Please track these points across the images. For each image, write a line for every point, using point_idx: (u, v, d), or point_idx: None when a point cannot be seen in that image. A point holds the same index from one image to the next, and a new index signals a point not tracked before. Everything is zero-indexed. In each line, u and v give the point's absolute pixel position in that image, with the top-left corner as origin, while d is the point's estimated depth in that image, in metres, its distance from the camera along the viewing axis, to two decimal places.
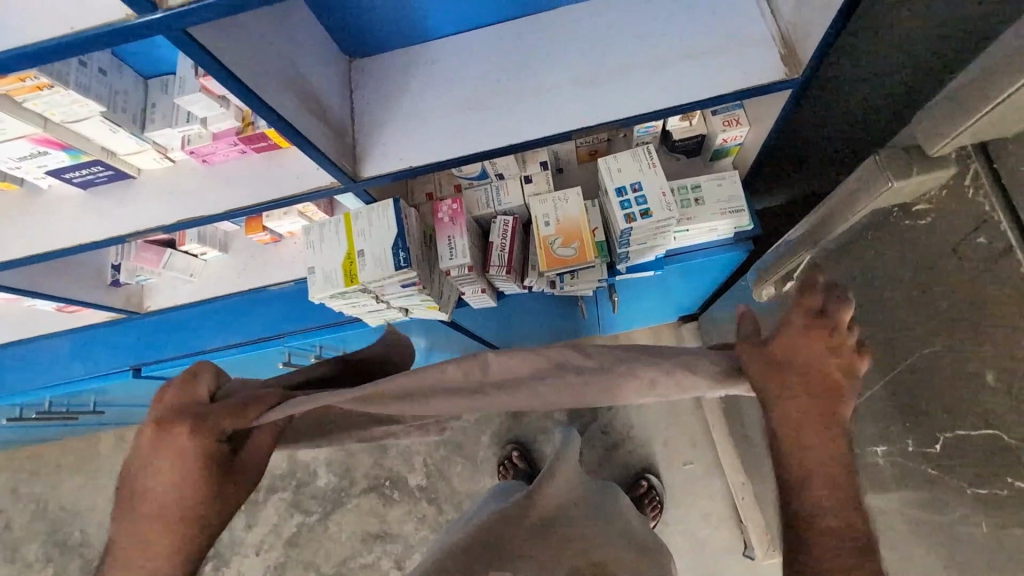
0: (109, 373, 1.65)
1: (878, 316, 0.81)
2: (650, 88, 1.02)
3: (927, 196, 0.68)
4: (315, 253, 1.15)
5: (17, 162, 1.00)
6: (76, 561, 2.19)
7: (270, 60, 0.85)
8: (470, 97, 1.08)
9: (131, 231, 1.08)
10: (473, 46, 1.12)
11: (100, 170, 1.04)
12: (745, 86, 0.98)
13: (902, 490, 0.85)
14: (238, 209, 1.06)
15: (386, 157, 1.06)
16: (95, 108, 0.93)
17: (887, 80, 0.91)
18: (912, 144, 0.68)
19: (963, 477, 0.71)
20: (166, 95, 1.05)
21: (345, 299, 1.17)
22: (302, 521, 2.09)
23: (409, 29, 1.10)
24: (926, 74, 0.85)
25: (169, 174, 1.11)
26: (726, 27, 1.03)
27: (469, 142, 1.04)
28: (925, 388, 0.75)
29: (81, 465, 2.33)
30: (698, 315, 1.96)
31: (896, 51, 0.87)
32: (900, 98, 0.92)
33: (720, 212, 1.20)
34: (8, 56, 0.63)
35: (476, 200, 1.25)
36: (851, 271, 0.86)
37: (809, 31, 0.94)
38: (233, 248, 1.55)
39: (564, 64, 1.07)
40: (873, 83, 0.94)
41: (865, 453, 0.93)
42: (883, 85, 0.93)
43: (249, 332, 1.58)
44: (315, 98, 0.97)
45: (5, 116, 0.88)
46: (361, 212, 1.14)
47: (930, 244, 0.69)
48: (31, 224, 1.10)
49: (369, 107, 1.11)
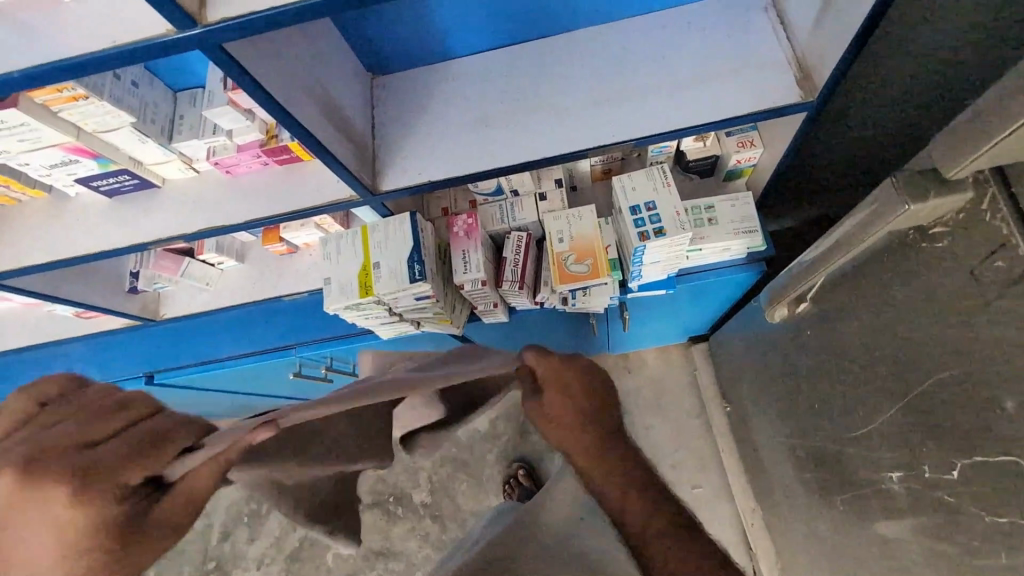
0: (124, 378, 1.73)
1: (892, 339, 0.81)
2: (666, 109, 1.04)
3: (943, 220, 0.68)
4: (331, 265, 1.17)
5: (48, 169, 1.03)
6: None
7: (298, 75, 0.87)
8: (488, 115, 1.10)
9: (154, 239, 1.10)
10: (493, 65, 1.15)
11: (127, 178, 1.07)
12: (761, 109, 1.00)
13: (918, 518, 0.83)
14: (258, 220, 1.08)
15: (406, 171, 1.08)
16: (127, 119, 0.96)
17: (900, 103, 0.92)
18: (930, 166, 0.67)
19: (983, 505, 0.70)
20: (194, 107, 1.08)
21: (359, 310, 1.18)
22: (304, 536, 2.07)
23: (429, 47, 1.13)
24: (948, 94, 0.85)
25: (194, 184, 1.14)
26: (740, 52, 1.05)
27: (488, 158, 1.06)
28: (944, 415, 0.74)
29: None
30: (709, 335, 1.98)
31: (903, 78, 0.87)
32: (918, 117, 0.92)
33: (733, 232, 1.21)
34: (53, 69, 0.66)
35: (491, 216, 1.27)
36: (864, 293, 0.86)
37: (823, 55, 0.95)
38: (249, 258, 1.58)
39: (581, 84, 1.09)
40: (886, 105, 0.94)
41: (880, 479, 0.92)
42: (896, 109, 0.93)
43: (262, 343, 1.61)
44: (339, 113, 1.00)
45: (40, 125, 0.90)
46: (378, 225, 1.16)
47: (949, 266, 0.68)
48: (58, 231, 1.13)
49: (388, 122, 1.13)
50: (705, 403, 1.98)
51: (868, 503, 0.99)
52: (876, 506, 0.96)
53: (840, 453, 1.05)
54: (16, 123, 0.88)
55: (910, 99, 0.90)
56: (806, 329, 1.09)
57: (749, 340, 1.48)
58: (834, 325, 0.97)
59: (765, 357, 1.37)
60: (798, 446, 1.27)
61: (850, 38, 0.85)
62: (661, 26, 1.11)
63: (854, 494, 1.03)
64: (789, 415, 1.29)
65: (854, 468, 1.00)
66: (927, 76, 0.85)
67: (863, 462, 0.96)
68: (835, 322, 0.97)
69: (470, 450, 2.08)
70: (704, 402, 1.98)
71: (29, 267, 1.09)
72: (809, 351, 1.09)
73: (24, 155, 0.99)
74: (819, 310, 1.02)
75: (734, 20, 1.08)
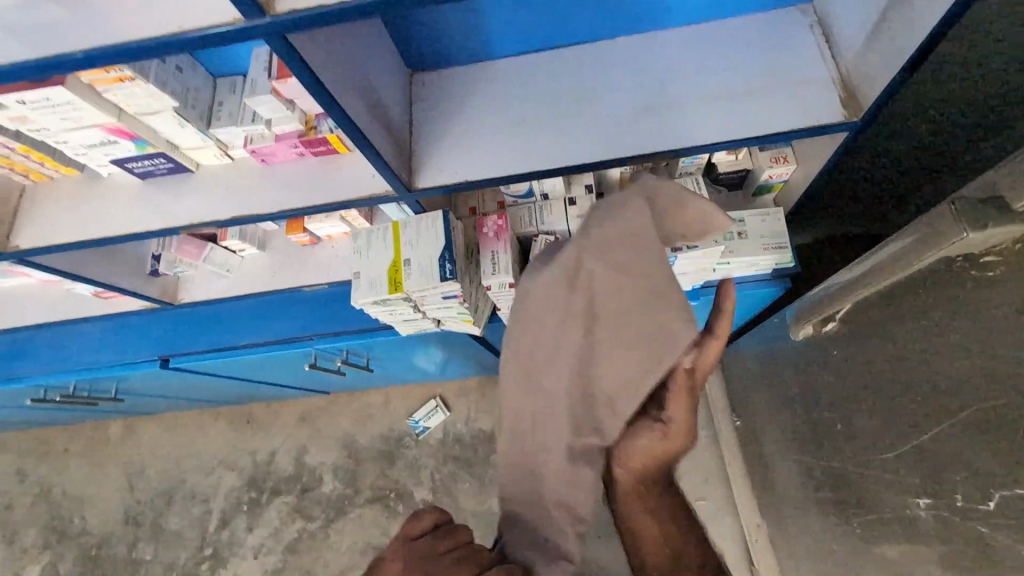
0: (138, 361, 1.68)
1: (930, 363, 0.81)
2: (708, 122, 1.04)
3: (996, 248, 0.68)
4: (361, 259, 1.17)
5: (86, 149, 1.03)
6: (73, 550, 2.17)
7: (347, 69, 0.88)
8: (528, 118, 1.10)
9: (183, 224, 1.10)
10: (534, 68, 1.15)
11: (162, 161, 1.07)
12: (804, 126, 1.00)
13: (942, 545, 0.83)
14: (290, 211, 1.07)
15: (443, 170, 1.08)
16: (169, 103, 0.96)
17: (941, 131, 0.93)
18: (996, 195, 0.67)
19: (1017, 538, 0.69)
20: (233, 94, 1.09)
21: (385, 306, 1.18)
22: (303, 527, 2.07)
23: (472, 47, 1.13)
24: (978, 135, 0.90)
25: (227, 170, 1.14)
26: (784, 68, 1.06)
27: (525, 161, 1.06)
28: (982, 444, 0.73)
29: (89, 450, 2.34)
30: None
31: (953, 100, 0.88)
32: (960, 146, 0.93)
33: (762, 247, 1.21)
34: (120, 50, 0.67)
35: (520, 219, 1.27)
36: (902, 316, 0.86)
37: (873, 77, 0.96)
38: (270, 246, 1.57)
39: (625, 92, 1.09)
40: (923, 134, 0.96)
41: (906, 504, 0.91)
42: (936, 135, 0.94)
43: (283, 332, 1.60)
44: (383, 107, 1.00)
45: (84, 105, 0.91)
46: (410, 221, 1.16)
47: (995, 297, 0.68)
48: (86, 210, 1.13)
49: (427, 119, 1.13)
50: (713, 415, 1.97)
51: (886, 527, 0.98)
52: (897, 531, 0.95)
53: (862, 475, 1.04)
54: (59, 101, 0.89)
55: (942, 135, 0.94)
56: (832, 348, 1.08)
57: (767, 356, 1.48)
58: (864, 346, 0.97)
59: (785, 373, 1.36)
60: (814, 465, 1.26)
61: (900, 65, 0.88)
62: (707, 38, 1.11)
63: (874, 517, 1.02)
64: (807, 433, 1.28)
65: (875, 491, 1.00)
66: (961, 112, 0.89)
67: (887, 486, 0.96)
68: (865, 343, 0.97)
69: (474, 450, 2.08)
70: (713, 414, 1.98)
71: (57, 245, 1.10)
72: (834, 371, 1.09)
73: (64, 133, 0.99)
74: (849, 330, 1.01)
75: (778, 37, 1.09)
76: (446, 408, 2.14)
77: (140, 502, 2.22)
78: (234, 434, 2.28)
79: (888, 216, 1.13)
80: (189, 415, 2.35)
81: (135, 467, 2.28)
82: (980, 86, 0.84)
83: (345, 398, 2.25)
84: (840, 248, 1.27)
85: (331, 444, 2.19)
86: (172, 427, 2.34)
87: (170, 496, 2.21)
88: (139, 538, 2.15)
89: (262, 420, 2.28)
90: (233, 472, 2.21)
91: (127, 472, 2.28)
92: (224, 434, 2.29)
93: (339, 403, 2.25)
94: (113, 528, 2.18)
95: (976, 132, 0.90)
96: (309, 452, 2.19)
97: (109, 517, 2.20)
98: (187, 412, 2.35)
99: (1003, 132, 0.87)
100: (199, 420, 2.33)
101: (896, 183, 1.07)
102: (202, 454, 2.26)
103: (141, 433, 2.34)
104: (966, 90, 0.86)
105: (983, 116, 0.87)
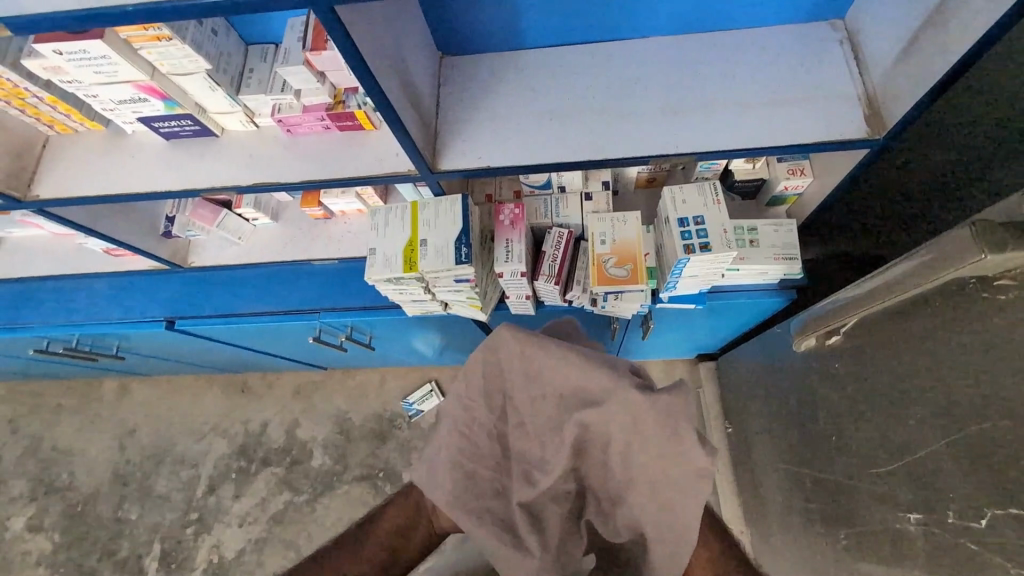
0: (143, 321, 1.64)
1: (932, 381, 0.83)
2: (732, 128, 1.05)
3: (1012, 273, 0.69)
4: (377, 236, 1.18)
5: (115, 105, 1.04)
6: (59, 504, 2.19)
7: (384, 47, 0.89)
8: (555, 109, 1.11)
9: (204, 187, 1.11)
10: (563, 61, 1.16)
11: (189, 124, 1.08)
12: (827, 140, 1.02)
13: (926, 562, 0.85)
14: (311, 182, 1.08)
15: (465, 153, 1.09)
16: (203, 66, 0.97)
17: (950, 154, 0.94)
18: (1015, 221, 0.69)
19: (1007, 557, 0.71)
20: (264, 63, 1.10)
21: (398, 285, 1.19)
22: (289, 500, 2.09)
23: (504, 35, 1.14)
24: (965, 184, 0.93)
25: (251, 138, 1.15)
26: (809, 82, 1.07)
27: (549, 151, 1.07)
28: (980, 463, 0.74)
29: (83, 407, 2.35)
30: (718, 355, 2.01)
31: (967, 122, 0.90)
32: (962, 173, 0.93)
33: (773, 257, 1.22)
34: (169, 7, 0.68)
35: (535, 210, 1.29)
36: (909, 334, 0.87)
37: (899, 97, 0.98)
38: (283, 218, 1.59)
39: (653, 92, 1.10)
40: (937, 157, 0.97)
41: (895, 519, 0.93)
42: (945, 158, 0.95)
43: (287, 301, 1.58)
44: (413, 88, 1.01)
45: (120, 61, 0.92)
46: (428, 203, 1.18)
47: (1009, 319, 0.70)
48: (107, 165, 1.14)
49: (454, 102, 1.14)
50: (705, 422, 2.00)
51: (873, 541, 1.01)
52: (883, 544, 0.97)
53: (853, 488, 1.06)
54: (97, 55, 0.90)
55: (951, 162, 0.95)
56: (834, 362, 1.11)
57: (766, 365, 1.50)
58: (868, 361, 0.99)
59: (784, 383, 1.38)
60: (806, 477, 1.28)
61: (930, 85, 0.91)
62: (737, 45, 1.12)
63: (860, 529, 1.04)
64: (800, 445, 1.30)
65: (864, 504, 1.03)
66: (973, 138, 0.90)
67: (879, 501, 0.97)
68: (870, 358, 0.98)
69: None
70: (705, 420, 2.00)
71: (75, 198, 1.10)
72: (834, 384, 1.11)
73: (95, 88, 0.99)
74: (852, 345, 1.04)
75: (808, 49, 1.10)
76: (441, 393, 2.17)
77: (130, 462, 2.23)
78: (229, 402, 2.29)
79: (884, 240, 1.13)
80: (186, 380, 2.36)
81: (127, 427, 2.30)
82: (988, 113, 0.87)
83: (343, 375, 2.28)
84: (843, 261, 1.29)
85: (325, 420, 2.21)
86: (169, 390, 2.35)
87: (160, 459, 2.22)
88: (126, 498, 2.17)
89: (258, 390, 2.30)
90: (225, 440, 2.23)
91: (119, 431, 2.29)
92: (220, 401, 2.30)
93: (336, 380, 2.28)
94: (101, 485, 2.20)
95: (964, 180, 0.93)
96: (301, 426, 2.21)
97: (97, 474, 2.22)
98: (184, 376, 2.37)
99: (987, 181, 0.89)
100: (195, 385, 2.35)
101: (900, 205, 1.07)
102: (195, 420, 2.28)
103: (137, 394, 2.36)
104: (977, 119, 0.89)
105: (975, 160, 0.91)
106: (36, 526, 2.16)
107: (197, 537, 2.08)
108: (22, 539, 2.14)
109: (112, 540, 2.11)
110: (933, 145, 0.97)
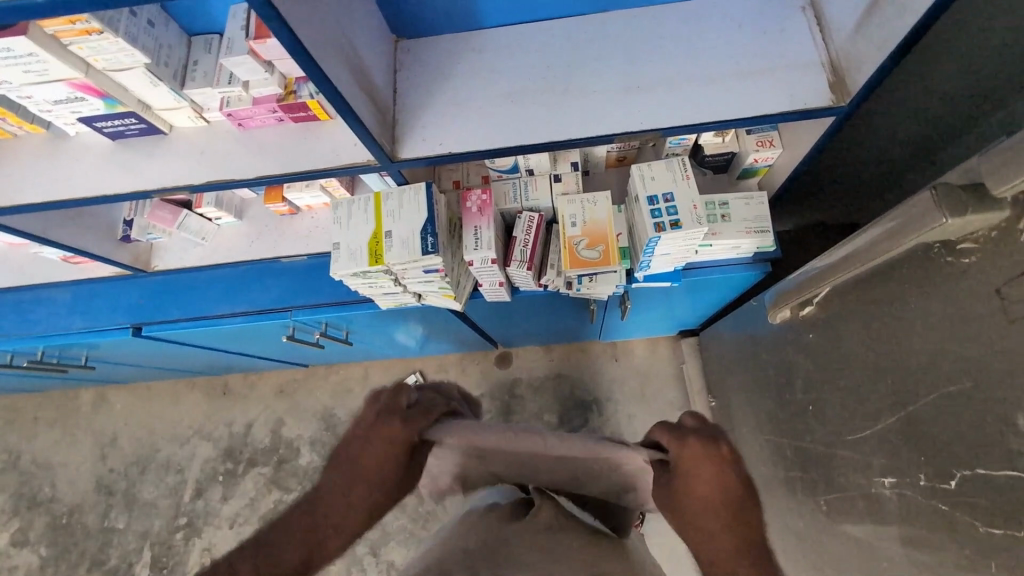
0: (107, 329, 1.59)
1: (902, 348, 0.83)
2: (696, 102, 1.03)
3: (974, 236, 0.69)
4: (341, 229, 1.15)
5: (51, 105, 0.98)
6: (42, 518, 2.14)
7: (329, 31, 0.85)
8: (516, 89, 1.08)
9: (156, 187, 1.06)
10: (522, 40, 1.12)
11: (133, 122, 1.03)
12: (791, 109, 1.01)
13: (906, 524, 0.86)
14: (268, 177, 1.04)
15: (427, 141, 1.05)
16: (141, 59, 0.92)
17: (935, 106, 0.95)
18: (975, 181, 0.68)
19: (977, 516, 0.71)
20: (208, 54, 1.05)
21: (366, 278, 1.17)
22: (279, 498, 2.07)
23: (458, 16, 1.10)
24: (953, 137, 0.98)
25: (202, 133, 1.10)
26: (775, 51, 1.05)
27: (513, 133, 1.04)
28: (950, 426, 0.75)
29: (58, 419, 2.29)
30: (699, 330, 2.02)
31: (947, 81, 0.90)
32: (954, 116, 0.95)
33: (744, 231, 1.21)
34: None
35: (504, 194, 1.26)
36: (879, 301, 0.87)
37: (864, 63, 0.96)
38: (247, 215, 1.55)
39: (615, 68, 1.07)
40: (924, 111, 0.97)
41: (871, 484, 0.94)
42: (932, 109, 0.96)
43: (258, 301, 1.52)
44: (365, 73, 0.97)
45: (50, 58, 0.86)
46: (393, 193, 1.15)
47: (975, 283, 0.70)
48: (52, 167, 1.09)
49: (411, 87, 1.10)
50: (689, 397, 2.00)
51: (851, 505, 1.02)
52: (860, 508, 0.99)
53: (831, 455, 1.07)
54: (23, 52, 0.84)
55: (942, 112, 0.96)
56: (808, 332, 1.11)
57: (744, 339, 1.50)
58: (840, 331, 0.99)
59: (761, 355, 1.39)
60: (786, 446, 1.29)
61: (894, 48, 0.87)
62: (700, 15, 1.10)
63: (839, 494, 1.05)
64: (780, 415, 1.31)
65: (841, 470, 1.04)
66: (957, 90, 0.90)
67: (855, 467, 0.99)
68: (843, 328, 0.98)
69: None
70: (688, 395, 2.01)
71: (19, 206, 1.05)
72: (809, 355, 1.12)
73: (28, 88, 0.94)
74: (825, 315, 1.04)
75: (771, 17, 1.08)
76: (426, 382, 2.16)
77: (113, 471, 2.19)
78: (209, 405, 2.25)
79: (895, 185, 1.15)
80: (163, 386, 2.31)
81: (106, 436, 2.25)
82: (965, 64, 0.86)
83: (324, 371, 2.25)
84: (842, 211, 1.32)
85: (308, 417, 2.18)
86: (146, 397, 2.30)
87: (143, 466, 2.18)
88: (111, 507, 2.13)
89: (238, 391, 2.26)
90: (208, 443, 2.20)
91: (99, 441, 2.24)
92: (199, 404, 2.26)
93: (318, 376, 2.25)
94: (85, 497, 2.15)
95: (957, 129, 0.97)
96: (286, 425, 2.18)
97: (79, 485, 2.18)
98: (160, 382, 2.31)
99: (1007, 109, 0.89)
100: (173, 390, 2.30)
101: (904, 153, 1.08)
102: (176, 425, 2.24)
103: (113, 403, 2.30)
104: (958, 77, 0.88)
105: (972, 116, 0.93)
106: (21, 542, 2.12)
107: (187, 541, 2.06)
108: (8, 555, 2.10)
109: (100, 549, 2.07)
110: (911, 104, 0.97)
